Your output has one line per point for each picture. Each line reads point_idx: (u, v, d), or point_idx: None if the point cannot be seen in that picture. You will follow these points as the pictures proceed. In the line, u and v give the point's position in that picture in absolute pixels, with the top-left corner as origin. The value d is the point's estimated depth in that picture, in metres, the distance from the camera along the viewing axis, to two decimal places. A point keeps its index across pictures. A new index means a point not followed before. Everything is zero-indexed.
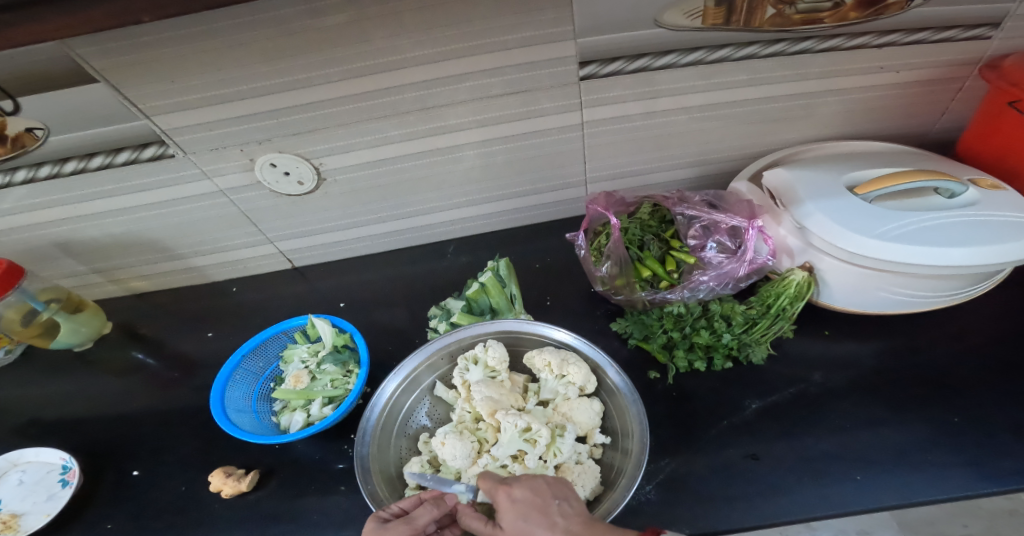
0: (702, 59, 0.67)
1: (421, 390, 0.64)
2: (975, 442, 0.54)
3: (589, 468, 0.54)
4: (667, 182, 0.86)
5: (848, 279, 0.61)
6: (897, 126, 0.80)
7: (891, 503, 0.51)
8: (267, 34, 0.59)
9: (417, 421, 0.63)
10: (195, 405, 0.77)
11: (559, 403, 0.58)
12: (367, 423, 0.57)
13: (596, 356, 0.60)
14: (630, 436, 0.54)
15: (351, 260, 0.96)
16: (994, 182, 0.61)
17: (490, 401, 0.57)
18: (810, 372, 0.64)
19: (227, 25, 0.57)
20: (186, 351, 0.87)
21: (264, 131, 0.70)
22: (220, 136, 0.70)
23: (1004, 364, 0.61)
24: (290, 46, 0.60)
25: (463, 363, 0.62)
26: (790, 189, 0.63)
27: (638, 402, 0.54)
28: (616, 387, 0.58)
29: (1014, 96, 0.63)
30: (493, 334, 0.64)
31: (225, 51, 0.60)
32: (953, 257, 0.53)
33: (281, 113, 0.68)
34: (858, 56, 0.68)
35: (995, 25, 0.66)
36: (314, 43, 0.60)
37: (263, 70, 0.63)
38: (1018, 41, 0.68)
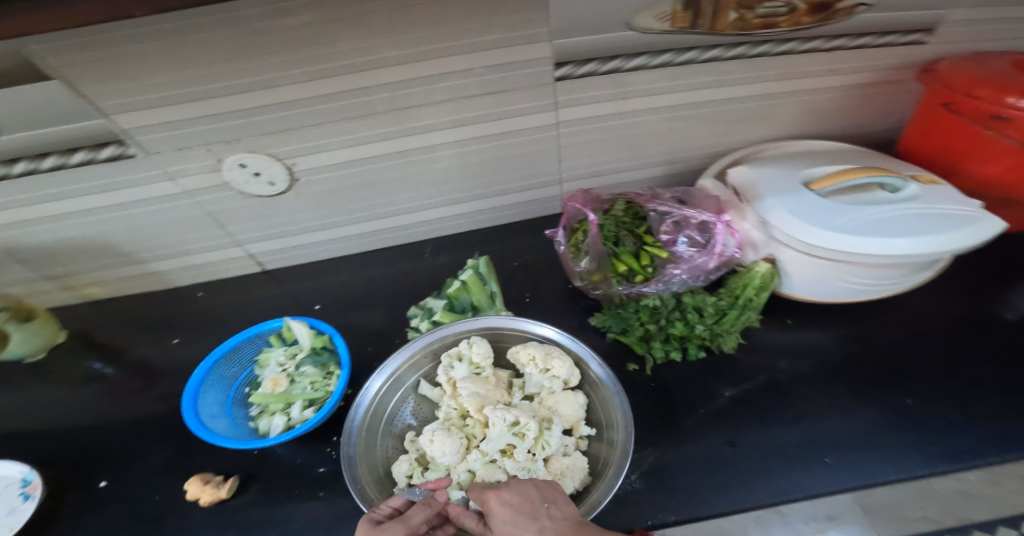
0: (671, 61, 0.70)
1: (404, 390, 0.63)
2: (926, 423, 0.59)
3: (576, 461, 0.55)
4: (639, 180, 0.89)
5: (809, 269, 0.65)
6: (847, 126, 0.86)
7: (856, 478, 0.55)
8: (239, 32, 0.58)
9: (403, 420, 0.63)
10: (164, 414, 0.74)
11: (545, 396, 0.59)
12: (351, 424, 0.57)
13: (579, 350, 0.62)
14: (615, 428, 0.56)
15: (326, 262, 0.94)
16: (932, 177, 0.66)
17: (477, 397, 0.57)
18: (778, 359, 0.67)
19: (196, 23, 0.56)
20: (151, 359, 0.83)
21: (234, 130, 0.69)
22: (185, 135, 0.68)
23: (947, 348, 0.67)
24: (263, 44, 0.59)
25: (447, 360, 0.62)
26: (754, 185, 0.67)
27: (622, 393, 0.56)
28: (599, 380, 0.60)
29: (950, 98, 0.68)
30: (477, 331, 0.65)
31: (194, 47, 0.58)
32: (898, 247, 0.57)
33: (252, 112, 0.67)
34: (811, 60, 0.73)
35: (930, 30, 0.71)
36: (289, 41, 0.59)
37: (233, 68, 0.61)
38: (952, 47, 0.74)
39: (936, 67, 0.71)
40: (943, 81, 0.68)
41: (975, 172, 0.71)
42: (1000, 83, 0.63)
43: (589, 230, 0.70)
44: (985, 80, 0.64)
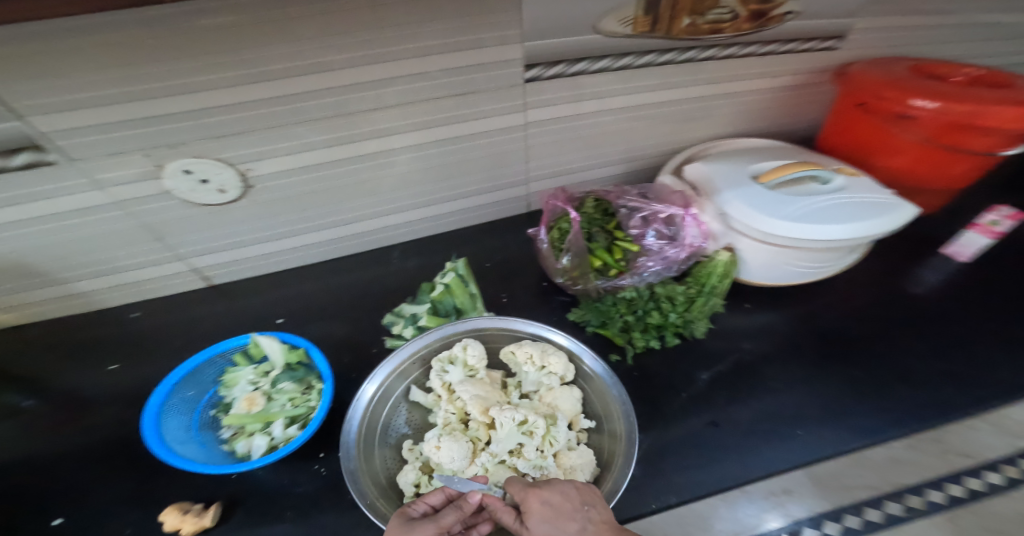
0: (631, 63, 0.74)
1: (394, 399, 0.61)
2: (874, 392, 0.66)
3: (583, 453, 0.56)
4: (601, 178, 0.93)
5: (763, 256, 0.71)
6: (781, 124, 0.95)
7: (822, 441, 0.61)
8: (193, 26, 0.54)
9: (398, 429, 0.60)
10: (112, 447, 0.66)
11: (544, 393, 0.60)
12: (348, 438, 0.54)
13: (572, 345, 0.63)
14: (615, 419, 0.58)
15: (285, 273, 0.89)
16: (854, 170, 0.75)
17: (479, 399, 0.57)
18: (744, 340, 0.73)
19: (146, 20, 0.52)
20: (90, 387, 0.74)
21: (179, 133, 0.63)
22: (118, 140, 0.62)
23: (879, 321, 0.76)
24: (225, 40, 0.56)
25: (440, 365, 0.61)
26: (710, 181, 0.72)
27: (620, 385, 0.58)
28: (593, 373, 0.62)
29: (862, 99, 0.76)
30: (466, 333, 0.65)
31: (146, 42, 0.54)
32: (838, 231, 0.64)
33: (201, 114, 0.62)
34: (750, 63, 0.80)
35: (840, 37, 0.81)
36: (254, 37, 0.57)
37: (187, 67, 0.57)
38: (863, 53, 0.85)
39: (847, 70, 0.80)
40: (856, 83, 0.77)
41: (878, 166, 0.82)
42: (902, 85, 0.71)
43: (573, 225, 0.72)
44: (890, 82, 0.72)
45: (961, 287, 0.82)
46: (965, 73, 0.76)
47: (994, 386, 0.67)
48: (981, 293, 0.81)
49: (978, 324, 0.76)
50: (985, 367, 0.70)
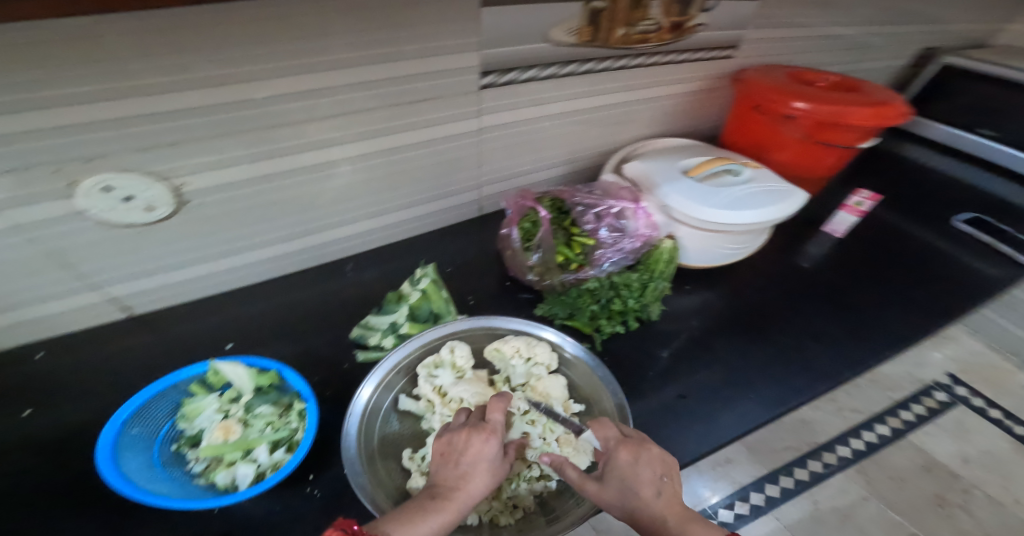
0: (575, 70, 0.80)
1: (383, 412, 0.58)
2: (804, 349, 0.77)
3: (584, 434, 0.57)
4: (546, 180, 0.97)
5: (697, 241, 0.80)
6: (695, 125, 1.07)
7: (774, 392, 0.70)
8: (123, 27, 0.48)
9: (393, 441, 0.56)
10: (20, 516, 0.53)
11: (534, 383, 0.61)
12: (349, 453, 0.51)
13: (552, 336, 0.67)
14: (604, 398, 0.61)
15: (222, 296, 0.79)
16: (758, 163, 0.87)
17: (479, 396, 0.58)
18: (692, 319, 0.81)
19: (86, 29, 0.47)
20: None
21: (98, 144, 0.55)
22: (21, 153, 0.52)
23: (792, 290, 0.90)
24: (171, 42, 0.51)
25: (426, 371, 0.60)
26: (648, 176, 0.80)
27: (603, 366, 0.62)
28: (574, 357, 0.65)
29: (756, 102, 0.88)
30: (447, 336, 0.65)
31: (71, 44, 0.47)
32: (756, 215, 0.75)
33: (126, 122, 0.54)
34: (669, 69, 0.90)
35: (734, 47, 0.94)
36: (207, 38, 0.52)
37: (113, 70, 0.50)
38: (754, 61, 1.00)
39: (743, 77, 0.91)
40: (751, 88, 0.87)
41: (775, 159, 0.94)
42: (784, 91, 0.84)
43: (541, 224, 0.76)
44: (775, 89, 0.84)
45: (841, 256, 0.99)
46: (827, 79, 0.91)
47: (884, 332, 0.82)
48: (857, 259, 0.99)
49: (860, 284, 0.92)
50: (873, 318, 0.85)
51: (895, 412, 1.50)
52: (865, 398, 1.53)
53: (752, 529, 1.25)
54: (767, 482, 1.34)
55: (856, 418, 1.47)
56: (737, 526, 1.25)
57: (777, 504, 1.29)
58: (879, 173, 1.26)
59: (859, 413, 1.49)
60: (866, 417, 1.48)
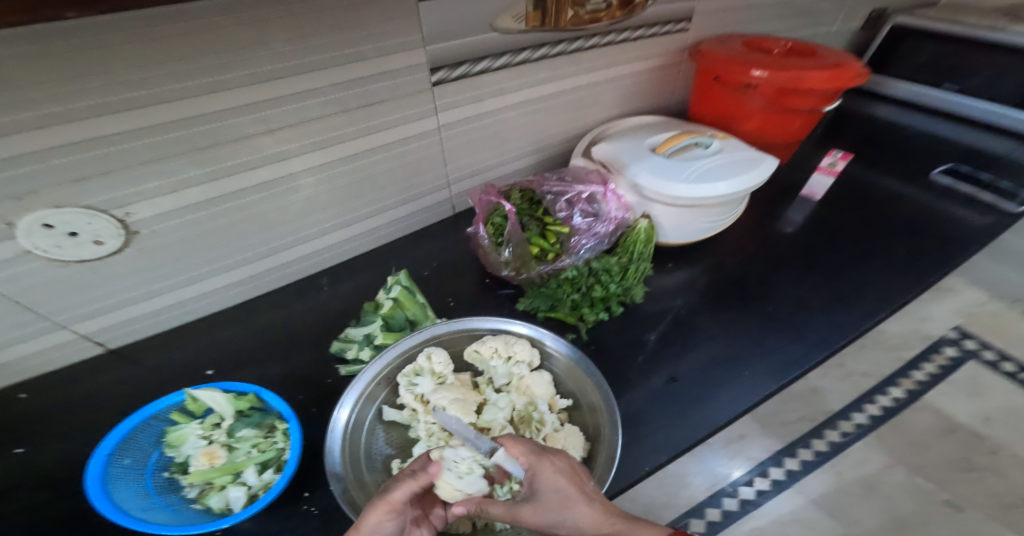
0: (528, 58, 0.79)
1: (368, 425, 0.57)
2: (792, 319, 0.77)
3: (571, 430, 0.55)
4: (516, 171, 0.96)
5: (674, 218, 0.79)
6: (661, 102, 1.06)
7: (764, 365, 0.69)
8: (47, 51, 0.47)
9: (381, 452, 0.55)
10: None
11: (517, 383, 0.60)
12: (333, 467, 0.50)
13: (531, 332, 0.65)
14: (591, 392, 0.59)
15: (198, 322, 0.78)
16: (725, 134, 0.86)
17: (459, 401, 0.56)
18: (676, 298, 0.80)
19: None
20: None
21: (27, 180, 0.53)
22: None
23: (774, 259, 0.89)
24: (95, 64, 0.50)
25: (406, 380, 0.58)
26: (616, 158, 0.79)
27: (586, 358, 0.61)
28: (556, 352, 0.64)
29: (716, 73, 0.87)
30: (426, 343, 0.63)
31: None
32: (728, 187, 0.74)
33: (54, 153, 0.53)
34: (626, 47, 0.89)
35: (688, 19, 0.94)
36: (132, 55, 0.51)
37: (47, 94, 0.49)
38: (710, 31, 0.99)
39: (700, 49, 0.90)
40: (710, 59, 0.86)
41: (744, 127, 0.93)
42: (740, 60, 0.83)
43: (507, 216, 0.74)
44: (732, 59, 0.84)
45: (821, 221, 0.99)
46: (781, 44, 0.90)
47: (869, 293, 0.82)
48: (837, 222, 0.98)
49: (842, 247, 0.92)
50: (857, 280, 0.85)
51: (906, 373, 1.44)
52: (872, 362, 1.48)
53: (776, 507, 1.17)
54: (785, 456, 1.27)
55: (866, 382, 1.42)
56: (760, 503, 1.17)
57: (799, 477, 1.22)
58: (850, 134, 1.26)
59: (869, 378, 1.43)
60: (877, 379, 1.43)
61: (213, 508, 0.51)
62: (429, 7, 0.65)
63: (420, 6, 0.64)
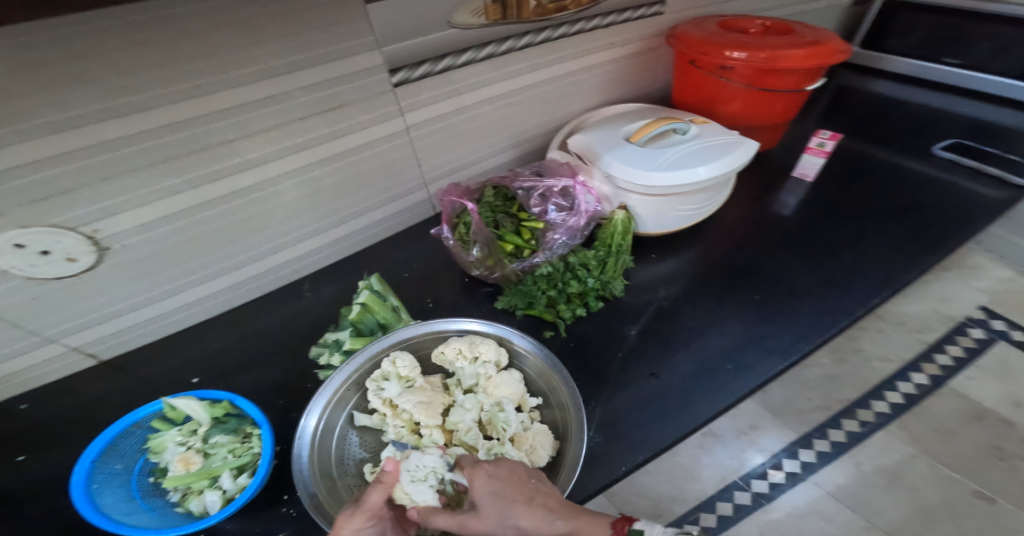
0: (494, 52, 0.78)
1: (340, 430, 0.59)
2: (778, 306, 0.75)
3: (538, 429, 0.58)
4: (495, 167, 0.95)
5: (651, 207, 0.77)
6: (642, 89, 1.04)
7: (748, 355, 0.68)
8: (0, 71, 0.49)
9: (354, 456, 0.58)
10: None
11: (484, 383, 0.61)
12: (302, 475, 0.51)
13: (498, 331, 0.65)
14: (559, 391, 0.60)
15: (187, 331, 0.79)
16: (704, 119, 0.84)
17: (423, 405, 0.58)
18: (659, 289, 0.79)
19: None
20: None
21: None
22: None
23: (763, 244, 0.87)
24: (47, 80, 0.51)
25: (375, 384, 0.60)
26: (591, 148, 0.79)
27: (552, 356, 0.61)
28: (525, 351, 0.64)
29: (691, 56, 0.86)
30: (393, 347, 0.64)
31: None
32: (704, 172, 0.72)
33: (12, 174, 0.54)
34: (597, 35, 0.88)
35: (661, 2, 0.92)
36: (84, 71, 0.53)
37: (6, 113, 0.51)
38: (685, 13, 0.97)
39: (675, 33, 0.89)
40: (685, 44, 0.85)
41: (725, 111, 0.91)
42: (715, 41, 0.82)
43: (471, 219, 0.74)
44: (706, 40, 0.82)
45: (815, 202, 0.95)
46: (757, 24, 0.89)
47: (865, 276, 0.79)
48: (832, 203, 0.95)
49: (837, 229, 0.89)
50: (853, 262, 0.82)
51: (929, 357, 1.33)
52: (893, 344, 1.37)
53: (791, 498, 1.13)
54: (801, 447, 1.21)
55: (885, 367, 1.32)
56: (774, 496, 1.14)
57: (814, 469, 1.17)
58: (844, 112, 1.22)
59: (889, 362, 1.33)
60: (898, 364, 1.32)
61: (192, 512, 0.53)
62: (380, 8, 0.65)
63: (369, 9, 0.64)
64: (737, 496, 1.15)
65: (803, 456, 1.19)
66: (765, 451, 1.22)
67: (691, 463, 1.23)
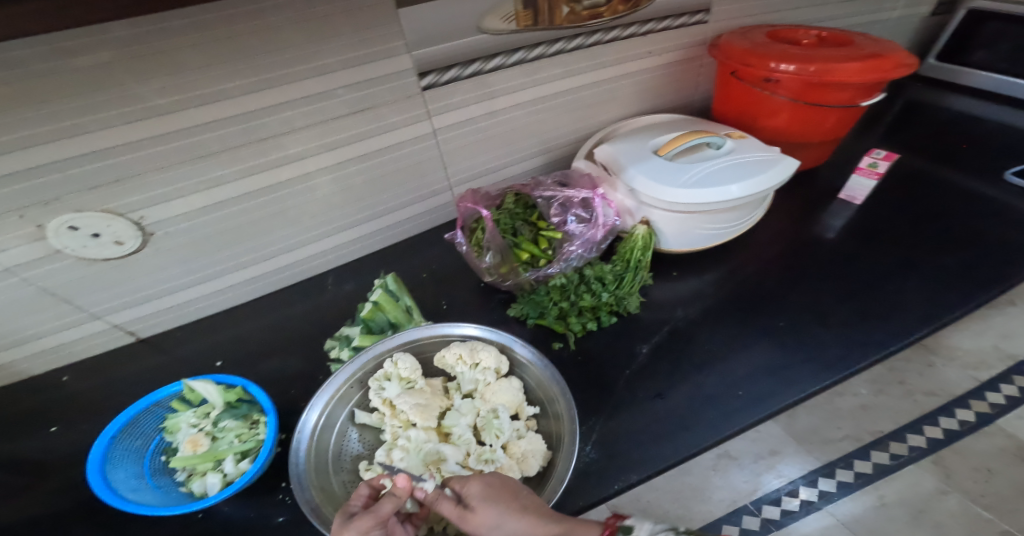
0: (524, 58, 0.77)
1: (340, 426, 0.60)
2: (802, 335, 0.71)
3: (533, 438, 0.57)
4: (521, 172, 0.94)
5: (675, 224, 0.75)
6: (679, 100, 1.01)
7: (764, 384, 0.64)
8: (76, 64, 0.53)
9: (351, 452, 0.59)
10: (33, 523, 0.57)
11: (482, 389, 0.61)
12: (297, 469, 0.53)
13: (500, 338, 0.65)
14: (555, 401, 0.60)
15: (217, 316, 0.83)
16: (741, 133, 0.80)
17: (420, 407, 0.58)
18: (678, 308, 0.77)
19: (20, 53, 0.50)
20: (4, 459, 0.65)
21: (50, 187, 0.59)
22: None
23: (794, 268, 0.82)
24: (105, 77, 0.55)
25: (376, 383, 0.61)
26: (616, 160, 0.77)
27: (551, 366, 0.61)
28: (527, 360, 0.64)
29: (733, 68, 0.82)
30: (398, 348, 0.65)
31: (20, 86, 0.52)
32: (736, 192, 0.70)
33: (70, 163, 0.58)
34: (634, 43, 0.85)
35: (706, 11, 0.89)
36: (137, 69, 0.56)
37: (71, 106, 0.55)
38: (731, 23, 0.93)
39: (718, 43, 0.86)
40: (727, 55, 0.81)
41: (766, 126, 0.87)
42: (761, 53, 0.78)
43: (486, 226, 0.75)
44: (751, 51, 0.79)
45: (856, 226, 0.90)
46: (811, 37, 0.85)
47: (905, 308, 0.73)
48: (877, 228, 0.89)
49: (877, 256, 0.83)
50: (894, 294, 0.76)
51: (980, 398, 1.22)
52: (941, 380, 1.26)
53: (803, 526, 1.06)
54: (821, 476, 1.12)
55: (930, 402, 1.22)
56: (785, 523, 1.06)
57: (832, 499, 1.08)
58: (903, 131, 1.14)
59: (933, 397, 1.23)
60: (945, 399, 1.22)
61: (195, 493, 0.55)
62: (412, 13, 0.65)
63: (402, 12, 0.65)
64: (745, 520, 1.08)
65: (822, 485, 1.10)
66: (782, 476, 1.15)
67: (702, 483, 1.18)
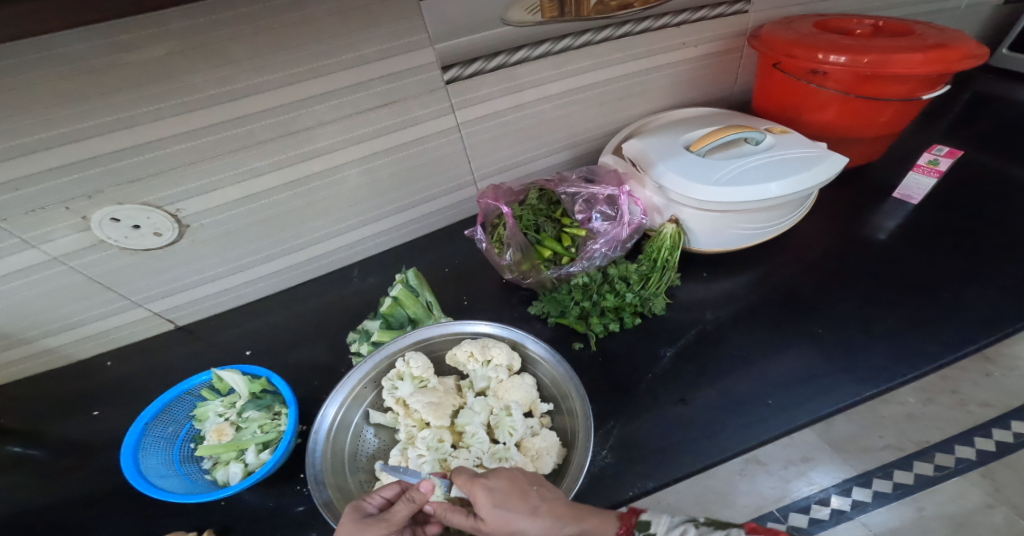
0: (550, 50, 0.75)
1: (355, 427, 0.61)
2: (841, 343, 0.66)
3: (546, 435, 0.57)
4: (546, 167, 0.93)
5: (706, 223, 0.72)
6: (715, 92, 0.96)
7: (796, 394, 0.61)
8: (115, 61, 0.55)
9: (366, 451, 0.60)
10: (78, 498, 0.61)
11: (495, 387, 0.61)
12: (314, 469, 0.53)
13: (513, 335, 0.64)
14: (569, 398, 0.59)
15: (247, 305, 0.85)
16: (782, 128, 0.75)
17: (432, 406, 0.58)
18: (706, 311, 0.73)
19: (62, 52, 0.52)
20: (53, 436, 0.69)
21: (92, 181, 0.62)
22: (34, 195, 0.60)
23: (835, 272, 0.77)
24: (139, 74, 0.56)
25: (390, 383, 0.61)
26: (644, 155, 0.74)
27: (563, 362, 0.59)
28: (540, 357, 0.62)
29: (775, 58, 0.77)
30: (410, 346, 0.64)
31: (63, 83, 0.54)
32: (773, 190, 0.65)
33: (110, 158, 0.61)
34: (667, 34, 0.81)
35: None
36: (169, 67, 0.57)
37: (111, 102, 0.57)
38: (774, 11, 0.88)
39: (759, 33, 0.81)
40: (768, 45, 0.77)
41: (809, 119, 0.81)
42: (807, 42, 0.73)
43: (506, 223, 0.73)
44: (796, 41, 0.74)
45: (906, 227, 0.83)
46: (865, 25, 0.78)
47: (958, 317, 0.67)
48: (931, 229, 0.82)
49: (929, 259, 0.77)
50: (947, 301, 0.70)
51: None
52: (998, 390, 1.17)
53: None
54: (856, 485, 1.06)
55: (984, 414, 1.13)
56: (814, 532, 1.02)
57: (866, 509, 1.02)
58: (966, 124, 1.04)
59: (988, 408, 1.14)
60: (1000, 411, 1.13)
61: (218, 480, 0.57)
62: (436, 4, 0.64)
63: (425, 3, 0.63)
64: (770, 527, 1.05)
65: (857, 494, 1.04)
66: (814, 484, 1.10)
67: (727, 488, 1.15)
